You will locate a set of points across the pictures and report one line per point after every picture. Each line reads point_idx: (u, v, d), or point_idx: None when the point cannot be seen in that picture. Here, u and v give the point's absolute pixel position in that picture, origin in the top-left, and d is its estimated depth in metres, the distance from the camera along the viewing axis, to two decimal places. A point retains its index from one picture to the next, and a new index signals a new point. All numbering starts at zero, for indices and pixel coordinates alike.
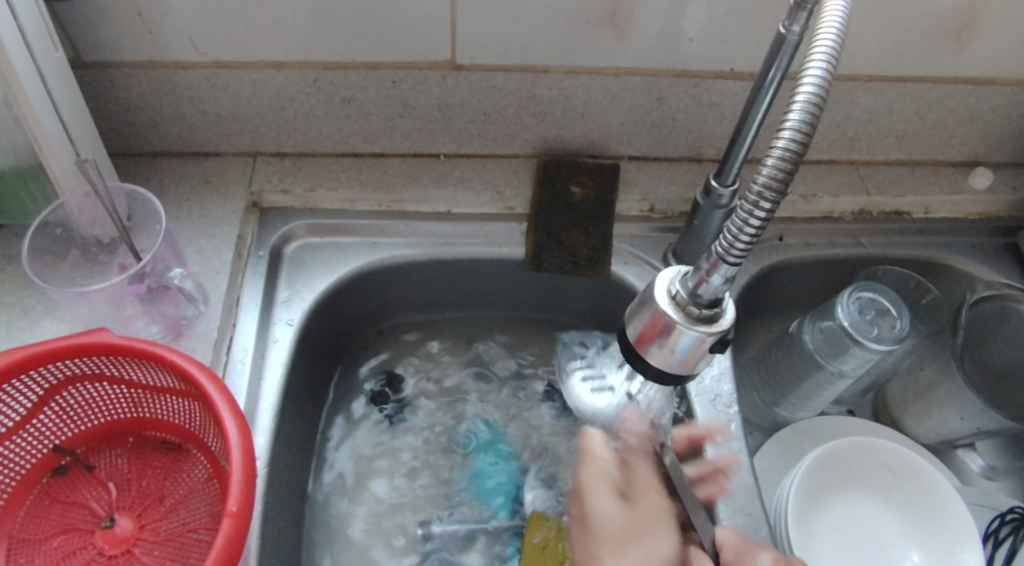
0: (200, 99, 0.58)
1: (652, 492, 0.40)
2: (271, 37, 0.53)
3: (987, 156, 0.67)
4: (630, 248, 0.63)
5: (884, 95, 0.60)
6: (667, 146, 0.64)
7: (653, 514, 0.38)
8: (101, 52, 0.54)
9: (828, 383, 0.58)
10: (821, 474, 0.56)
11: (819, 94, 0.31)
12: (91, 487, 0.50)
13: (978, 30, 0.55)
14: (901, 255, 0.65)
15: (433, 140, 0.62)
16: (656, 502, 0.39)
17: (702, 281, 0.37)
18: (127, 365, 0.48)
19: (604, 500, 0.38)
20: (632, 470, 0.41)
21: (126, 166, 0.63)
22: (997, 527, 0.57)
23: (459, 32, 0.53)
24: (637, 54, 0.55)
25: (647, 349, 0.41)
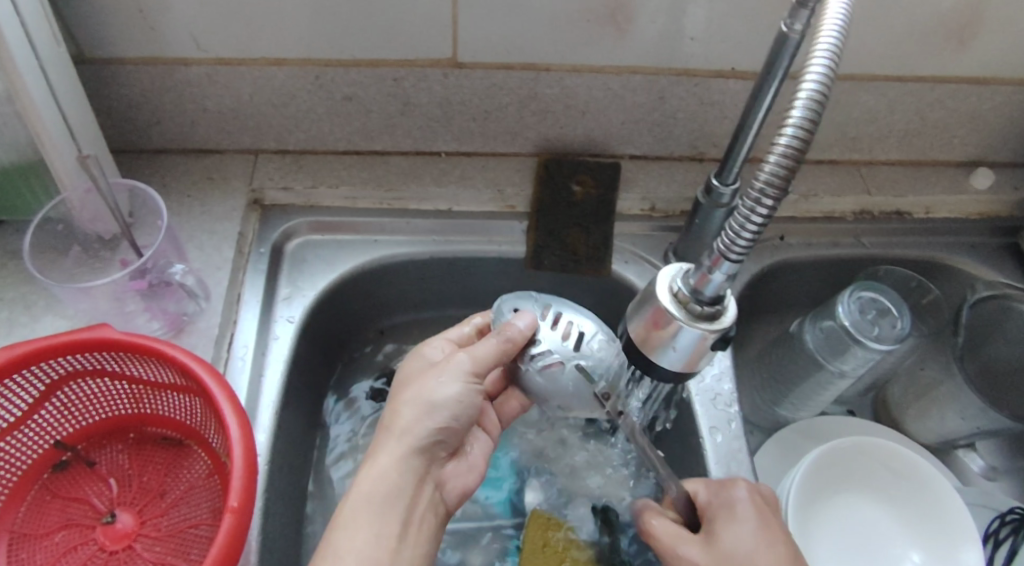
0: (201, 96, 0.58)
1: (459, 375, 0.42)
2: (272, 34, 0.53)
3: (989, 156, 0.67)
4: (631, 247, 0.63)
5: (886, 94, 0.60)
6: (669, 145, 0.64)
7: (426, 385, 0.42)
8: (103, 48, 0.54)
9: (828, 382, 0.58)
10: (822, 474, 0.56)
11: (822, 91, 0.31)
12: (92, 482, 0.50)
13: (979, 30, 0.55)
14: (901, 255, 0.65)
15: (434, 138, 0.63)
16: (450, 383, 0.41)
17: (703, 278, 0.37)
18: (128, 360, 0.48)
19: (436, 366, 0.43)
20: (471, 355, 0.42)
21: (128, 163, 0.63)
22: (996, 527, 0.57)
23: (459, 30, 0.53)
24: (638, 52, 0.55)
25: (647, 346, 0.41)
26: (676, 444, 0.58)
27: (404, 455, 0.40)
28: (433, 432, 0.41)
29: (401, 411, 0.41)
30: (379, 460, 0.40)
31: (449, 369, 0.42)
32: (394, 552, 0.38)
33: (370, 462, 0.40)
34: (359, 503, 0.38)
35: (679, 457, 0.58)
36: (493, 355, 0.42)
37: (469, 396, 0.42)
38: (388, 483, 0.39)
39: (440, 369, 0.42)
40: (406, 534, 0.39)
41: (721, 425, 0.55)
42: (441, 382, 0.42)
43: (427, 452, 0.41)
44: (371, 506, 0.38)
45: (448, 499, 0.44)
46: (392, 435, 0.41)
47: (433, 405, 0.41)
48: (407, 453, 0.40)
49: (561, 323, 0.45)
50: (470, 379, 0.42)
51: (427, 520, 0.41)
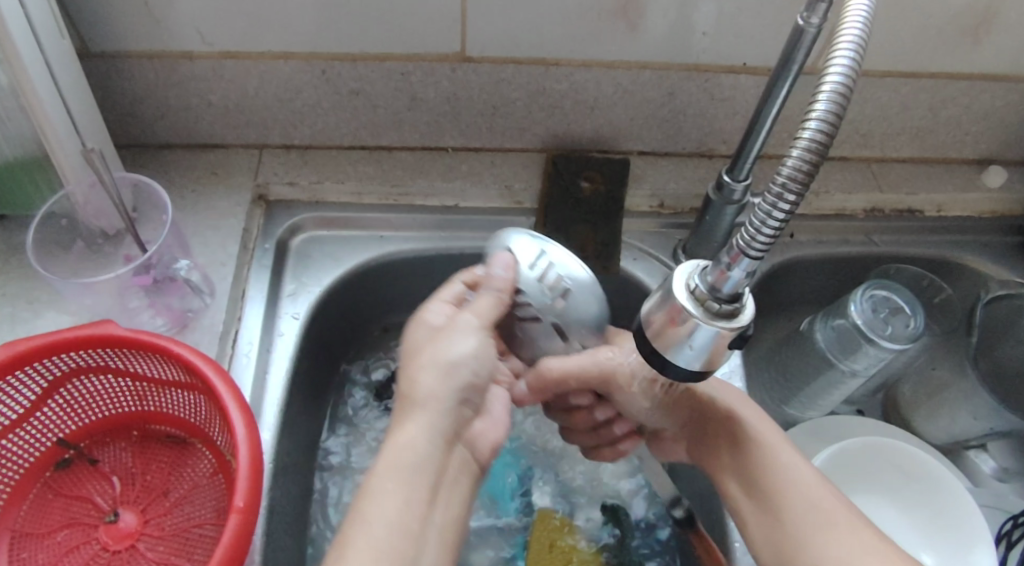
0: (207, 90, 0.57)
1: (471, 331, 0.40)
2: (278, 27, 0.52)
3: (1001, 154, 0.66)
4: (640, 244, 0.62)
5: (898, 91, 0.59)
6: (678, 142, 0.63)
7: (440, 348, 0.39)
8: (108, 42, 0.53)
9: (840, 382, 0.57)
10: (833, 473, 0.56)
11: (846, 84, 0.30)
12: (95, 480, 0.50)
13: (994, 26, 0.54)
14: (913, 254, 0.64)
15: (441, 133, 0.62)
16: (464, 344, 0.39)
17: (722, 275, 0.36)
18: (133, 357, 0.47)
19: (447, 330, 0.40)
20: (473, 311, 0.41)
21: (132, 157, 0.62)
22: (1009, 529, 0.56)
23: (469, 24, 0.52)
24: (649, 47, 0.54)
25: (662, 346, 0.39)
26: None
27: (429, 419, 0.37)
28: (456, 392, 0.38)
29: (420, 380, 0.38)
30: (407, 426, 0.36)
31: (456, 325, 0.41)
32: (428, 514, 0.34)
33: (397, 431, 0.36)
34: (387, 468, 0.34)
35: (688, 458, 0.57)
36: (493, 310, 0.42)
37: (483, 351, 0.40)
38: (417, 449, 0.35)
39: (444, 334, 0.40)
40: (436, 495, 0.35)
41: None
42: (454, 343, 0.39)
43: (452, 412, 0.38)
44: (401, 470, 0.34)
45: (479, 455, 0.40)
46: (415, 403, 0.37)
47: (453, 364, 0.39)
48: (435, 420, 0.37)
49: (550, 276, 0.44)
50: (483, 331, 0.41)
51: (460, 483, 0.38)
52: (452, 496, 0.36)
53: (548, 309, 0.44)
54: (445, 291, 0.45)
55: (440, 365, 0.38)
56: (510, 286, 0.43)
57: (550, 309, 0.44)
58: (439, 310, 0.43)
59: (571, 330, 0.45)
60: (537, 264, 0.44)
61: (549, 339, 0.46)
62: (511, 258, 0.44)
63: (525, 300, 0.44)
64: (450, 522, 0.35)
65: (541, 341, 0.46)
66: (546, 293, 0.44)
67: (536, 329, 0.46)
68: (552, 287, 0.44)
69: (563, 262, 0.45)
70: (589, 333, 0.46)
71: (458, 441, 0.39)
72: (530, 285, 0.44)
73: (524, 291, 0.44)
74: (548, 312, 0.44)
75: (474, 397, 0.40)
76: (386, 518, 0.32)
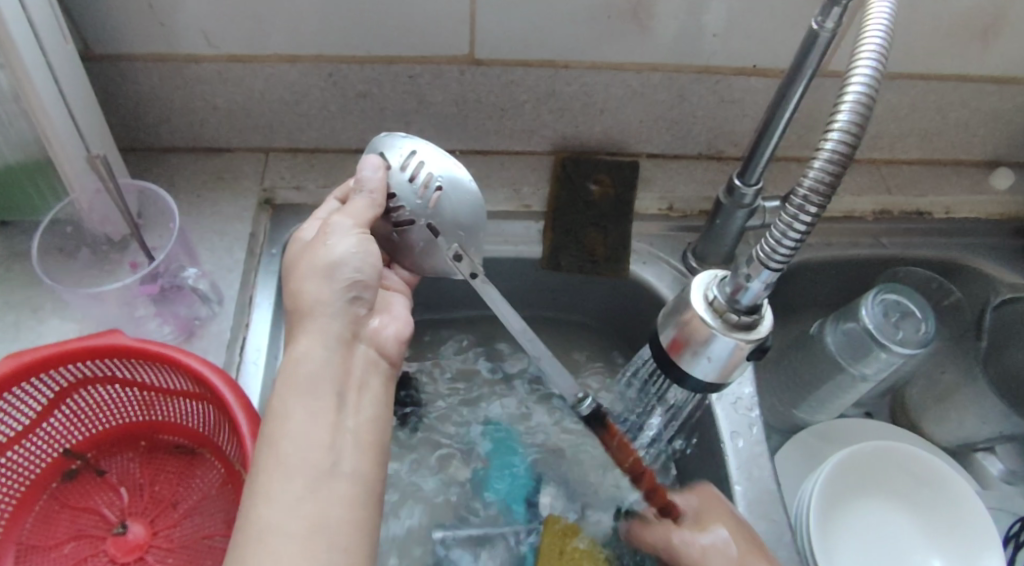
0: (212, 92, 0.56)
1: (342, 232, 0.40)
2: (285, 29, 0.52)
3: (1009, 155, 0.66)
4: (649, 247, 0.62)
5: (909, 93, 0.59)
6: (687, 144, 0.63)
7: (313, 255, 0.39)
8: (112, 45, 0.52)
9: (850, 386, 0.57)
10: (844, 478, 0.55)
11: (869, 94, 0.30)
12: (102, 492, 0.50)
13: (1006, 28, 0.54)
14: (922, 256, 0.64)
15: (449, 136, 0.61)
16: (342, 241, 0.39)
17: (740, 287, 0.36)
18: (140, 367, 0.47)
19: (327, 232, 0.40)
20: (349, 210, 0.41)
21: (135, 161, 0.61)
22: (1018, 530, 0.57)
23: (478, 26, 0.52)
24: (660, 50, 0.54)
25: (679, 355, 0.40)
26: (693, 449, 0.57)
27: (319, 324, 0.36)
28: (342, 295, 0.37)
29: (304, 289, 0.37)
30: (303, 338, 0.35)
31: (330, 230, 0.40)
32: (338, 424, 0.32)
33: (292, 347, 0.36)
34: (288, 388, 0.33)
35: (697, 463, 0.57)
36: (366, 212, 0.42)
37: (365, 248, 0.39)
38: (311, 362, 0.34)
39: (322, 239, 0.39)
40: (344, 402, 0.33)
41: (742, 429, 0.54)
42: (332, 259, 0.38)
43: (346, 317, 0.37)
44: (301, 387, 0.33)
45: (388, 353, 0.38)
46: (304, 316, 0.37)
47: (332, 265, 0.38)
48: (323, 321, 0.36)
49: (417, 173, 0.45)
50: (360, 233, 0.40)
51: (371, 385, 0.35)
52: (365, 404, 0.34)
53: (408, 201, 0.45)
54: (320, 208, 0.45)
55: (317, 272, 0.38)
56: (383, 185, 0.43)
57: (419, 209, 0.45)
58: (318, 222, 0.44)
59: (448, 233, 0.46)
60: (405, 162, 0.45)
61: (421, 239, 0.46)
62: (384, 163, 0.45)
63: (400, 204, 0.45)
64: (368, 425, 0.33)
65: (426, 249, 0.46)
66: (414, 188, 0.45)
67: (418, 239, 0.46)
68: (418, 182, 0.45)
69: (441, 163, 0.46)
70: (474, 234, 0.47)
71: (362, 345, 0.37)
72: (400, 181, 0.45)
73: (395, 187, 0.45)
74: (403, 205, 0.45)
75: (367, 301, 0.39)
76: (298, 441, 0.31)
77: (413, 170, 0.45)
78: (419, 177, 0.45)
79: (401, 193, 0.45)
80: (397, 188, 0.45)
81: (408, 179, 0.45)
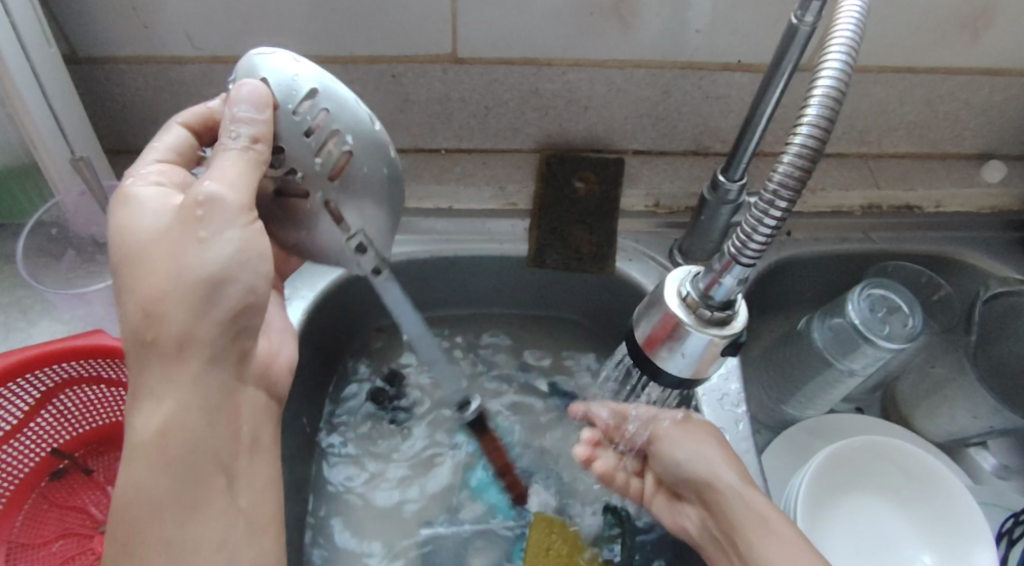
0: (196, 94, 0.57)
1: (212, 219, 0.32)
2: (268, 30, 0.52)
3: (1000, 148, 0.66)
4: (635, 244, 0.62)
5: (896, 87, 0.59)
6: (673, 140, 0.62)
7: (177, 254, 0.31)
8: (96, 47, 0.53)
9: (837, 381, 0.57)
10: (833, 473, 0.55)
11: (838, 88, 0.30)
12: (89, 490, 0.50)
13: (992, 19, 0.53)
14: (912, 250, 0.63)
15: (434, 135, 0.61)
16: (229, 232, 0.32)
17: (713, 283, 0.36)
18: (124, 367, 0.47)
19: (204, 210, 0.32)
20: (224, 170, 0.32)
21: (123, 163, 0.62)
22: (1010, 526, 0.56)
23: (460, 25, 0.52)
24: (642, 46, 0.54)
25: (655, 352, 0.40)
26: None
27: (182, 383, 0.31)
28: (223, 325, 0.32)
29: (169, 326, 0.31)
30: (166, 401, 0.31)
31: (197, 212, 0.32)
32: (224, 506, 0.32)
33: (138, 412, 0.31)
34: (153, 463, 0.30)
35: None
36: (245, 176, 0.33)
37: (251, 248, 0.33)
38: (190, 425, 0.31)
39: (195, 223, 0.32)
40: (234, 479, 0.34)
41: (729, 425, 0.54)
42: (149, 212, 0.33)
43: (224, 361, 0.33)
44: (177, 470, 0.31)
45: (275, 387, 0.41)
46: (167, 358, 0.31)
47: (208, 285, 0.32)
48: (191, 374, 0.31)
49: (312, 122, 0.35)
50: (251, 225, 0.33)
51: (257, 441, 0.36)
52: (248, 475, 0.35)
53: (297, 162, 0.36)
54: (163, 138, 0.38)
55: (184, 300, 0.31)
56: (262, 136, 0.33)
57: (313, 171, 0.36)
58: (156, 179, 0.36)
59: (346, 206, 0.38)
60: (298, 103, 0.34)
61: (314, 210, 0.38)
62: (266, 89, 0.34)
63: (290, 161, 0.36)
64: (259, 502, 0.35)
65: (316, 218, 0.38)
66: (307, 145, 0.35)
67: (306, 207, 0.38)
68: (314, 138, 0.35)
69: (346, 113, 0.36)
70: (373, 216, 0.40)
71: (241, 383, 0.35)
72: (288, 129, 0.35)
73: (281, 138, 0.35)
74: (295, 167, 0.36)
75: (253, 328, 0.35)
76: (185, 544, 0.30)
77: (308, 117, 0.35)
78: (316, 128, 0.35)
79: (288, 150, 0.35)
80: (281, 140, 0.35)
81: (298, 129, 0.35)
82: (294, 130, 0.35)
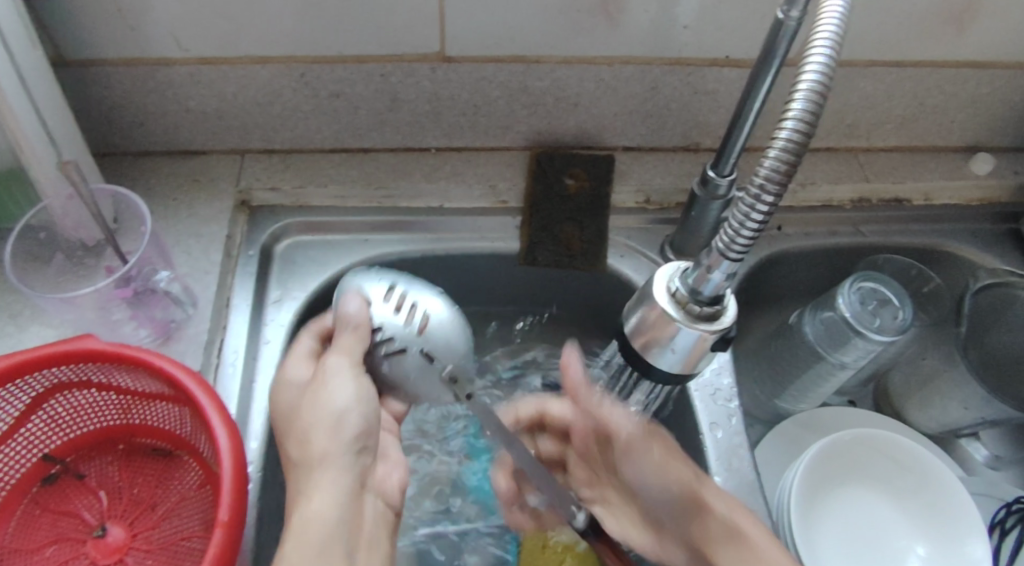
0: (184, 95, 0.56)
1: (343, 372, 0.41)
2: (256, 31, 0.52)
3: (988, 140, 0.66)
4: (627, 240, 0.62)
5: (883, 80, 0.59)
6: (663, 136, 0.63)
7: (319, 397, 0.40)
8: (82, 50, 0.52)
9: (829, 374, 0.57)
10: (826, 467, 0.55)
11: (823, 82, 0.30)
12: (82, 495, 0.50)
13: (979, 12, 0.53)
14: (901, 243, 0.64)
15: (424, 134, 0.61)
16: (341, 389, 0.41)
17: (702, 278, 0.37)
18: (115, 371, 0.47)
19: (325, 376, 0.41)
20: (336, 359, 0.42)
21: (112, 166, 0.61)
22: (1003, 516, 0.57)
23: (448, 23, 0.52)
24: (630, 42, 0.54)
25: (645, 349, 0.40)
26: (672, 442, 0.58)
27: (332, 478, 0.38)
28: (350, 445, 0.40)
29: (310, 441, 0.39)
30: (320, 488, 0.38)
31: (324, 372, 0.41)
32: None
33: (299, 507, 0.37)
34: (298, 547, 0.35)
35: None
36: (357, 348, 0.43)
37: (364, 394, 0.41)
38: (329, 510, 0.37)
39: (319, 386, 0.41)
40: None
41: (722, 420, 0.54)
42: (289, 386, 0.43)
43: (362, 459, 0.41)
44: (312, 549, 0.35)
45: (391, 502, 0.44)
46: (313, 470, 0.39)
47: (336, 417, 0.40)
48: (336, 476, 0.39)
49: (404, 305, 0.46)
50: (357, 374, 0.42)
51: (376, 539, 0.40)
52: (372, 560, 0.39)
53: (398, 336, 0.45)
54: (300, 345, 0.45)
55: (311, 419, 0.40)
56: (362, 322, 0.44)
57: (411, 340, 0.45)
58: (304, 351, 0.45)
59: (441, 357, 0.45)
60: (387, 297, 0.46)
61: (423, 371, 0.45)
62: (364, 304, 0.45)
63: (385, 332, 0.45)
64: None
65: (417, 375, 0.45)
66: (395, 317, 0.45)
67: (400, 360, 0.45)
68: (406, 311, 0.46)
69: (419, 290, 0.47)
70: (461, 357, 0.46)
71: (368, 492, 0.42)
72: (378, 316, 0.45)
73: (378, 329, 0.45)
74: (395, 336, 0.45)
75: (369, 444, 0.42)
76: None
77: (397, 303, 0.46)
78: (405, 307, 0.46)
79: (383, 323, 0.45)
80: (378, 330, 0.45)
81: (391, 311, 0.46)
82: (384, 308, 0.46)
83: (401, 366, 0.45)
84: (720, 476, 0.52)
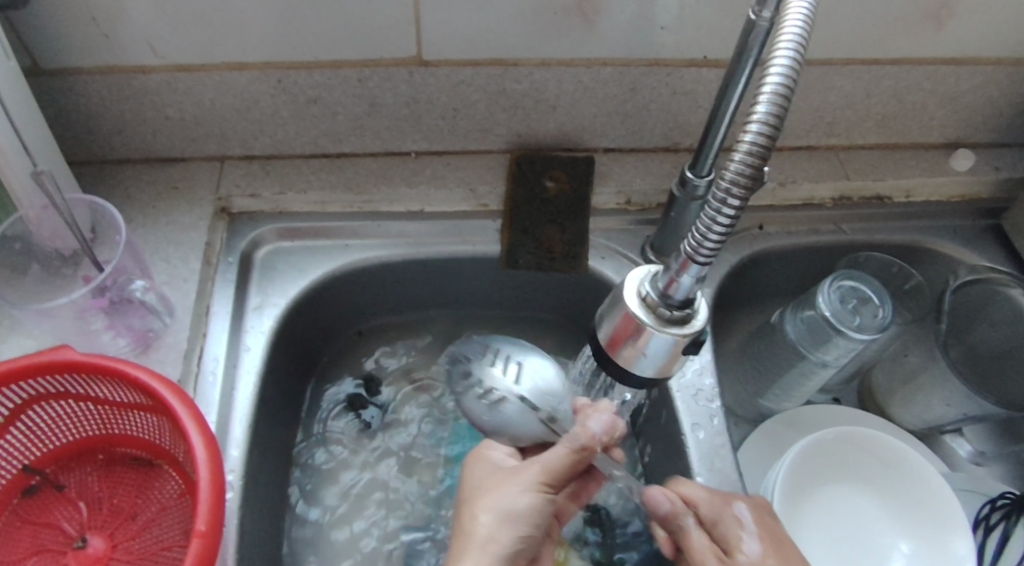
0: (161, 103, 0.56)
1: (529, 485, 0.44)
2: (231, 37, 0.51)
3: (969, 137, 0.66)
4: (608, 242, 0.62)
5: (862, 78, 0.59)
6: (643, 137, 0.63)
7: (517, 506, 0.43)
8: (56, 59, 0.52)
9: (811, 373, 0.57)
10: (808, 466, 0.55)
11: (786, 85, 0.30)
12: (62, 506, 0.49)
13: (956, 9, 0.53)
14: (883, 241, 0.64)
15: (403, 138, 0.61)
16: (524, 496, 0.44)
17: (672, 282, 0.36)
18: (92, 382, 0.47)
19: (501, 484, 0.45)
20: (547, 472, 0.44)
21: (90, 175, 0.61)
22: (987, 513, 0.57)
23: (423, 27, 0.52)
24: (607, 44, 0.54)
25: (619, 353, 0.40)
26: (654, 443, 0.58)
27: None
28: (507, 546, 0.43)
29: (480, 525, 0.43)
30: None
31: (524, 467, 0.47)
32: None
33: None
34: None
35: (662, 454, 0.57)
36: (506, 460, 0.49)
37: (540, 503, 0.44)
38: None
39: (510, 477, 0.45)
40: None
41: (703, 421, 0.54)
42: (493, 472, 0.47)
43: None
44: None
45: None
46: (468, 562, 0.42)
47: (510, 512, 0.43)
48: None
49: (509, 364, 0.51)
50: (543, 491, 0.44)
51: None
52: None
53: (506, 390, 0.50)
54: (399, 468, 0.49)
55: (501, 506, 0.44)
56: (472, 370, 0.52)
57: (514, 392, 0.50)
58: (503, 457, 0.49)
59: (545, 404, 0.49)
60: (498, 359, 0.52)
61: (523, 417, 0.49)
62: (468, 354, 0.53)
63: (495, 390, 0.50)
64: None
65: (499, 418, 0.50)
66: (504, 375, 0.51)
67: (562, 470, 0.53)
68: (507, 367, 0.51)
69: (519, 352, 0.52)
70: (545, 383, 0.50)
71: None
72: (487, 374, 0.51)
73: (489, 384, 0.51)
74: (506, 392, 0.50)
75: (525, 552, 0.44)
76: None
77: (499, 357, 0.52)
78: (505, 362, 0.51)
79: (497, 384, 0.50)
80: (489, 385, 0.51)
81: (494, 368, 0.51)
82: (489, 369, 0.51)
83: (504, 413, 0.50)
84: (701, 476, 0.52)
